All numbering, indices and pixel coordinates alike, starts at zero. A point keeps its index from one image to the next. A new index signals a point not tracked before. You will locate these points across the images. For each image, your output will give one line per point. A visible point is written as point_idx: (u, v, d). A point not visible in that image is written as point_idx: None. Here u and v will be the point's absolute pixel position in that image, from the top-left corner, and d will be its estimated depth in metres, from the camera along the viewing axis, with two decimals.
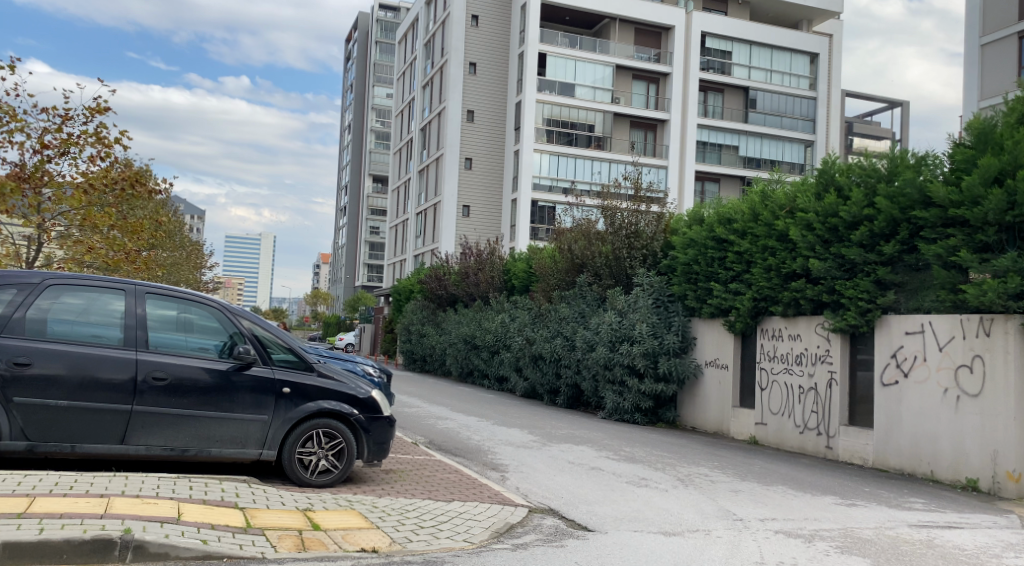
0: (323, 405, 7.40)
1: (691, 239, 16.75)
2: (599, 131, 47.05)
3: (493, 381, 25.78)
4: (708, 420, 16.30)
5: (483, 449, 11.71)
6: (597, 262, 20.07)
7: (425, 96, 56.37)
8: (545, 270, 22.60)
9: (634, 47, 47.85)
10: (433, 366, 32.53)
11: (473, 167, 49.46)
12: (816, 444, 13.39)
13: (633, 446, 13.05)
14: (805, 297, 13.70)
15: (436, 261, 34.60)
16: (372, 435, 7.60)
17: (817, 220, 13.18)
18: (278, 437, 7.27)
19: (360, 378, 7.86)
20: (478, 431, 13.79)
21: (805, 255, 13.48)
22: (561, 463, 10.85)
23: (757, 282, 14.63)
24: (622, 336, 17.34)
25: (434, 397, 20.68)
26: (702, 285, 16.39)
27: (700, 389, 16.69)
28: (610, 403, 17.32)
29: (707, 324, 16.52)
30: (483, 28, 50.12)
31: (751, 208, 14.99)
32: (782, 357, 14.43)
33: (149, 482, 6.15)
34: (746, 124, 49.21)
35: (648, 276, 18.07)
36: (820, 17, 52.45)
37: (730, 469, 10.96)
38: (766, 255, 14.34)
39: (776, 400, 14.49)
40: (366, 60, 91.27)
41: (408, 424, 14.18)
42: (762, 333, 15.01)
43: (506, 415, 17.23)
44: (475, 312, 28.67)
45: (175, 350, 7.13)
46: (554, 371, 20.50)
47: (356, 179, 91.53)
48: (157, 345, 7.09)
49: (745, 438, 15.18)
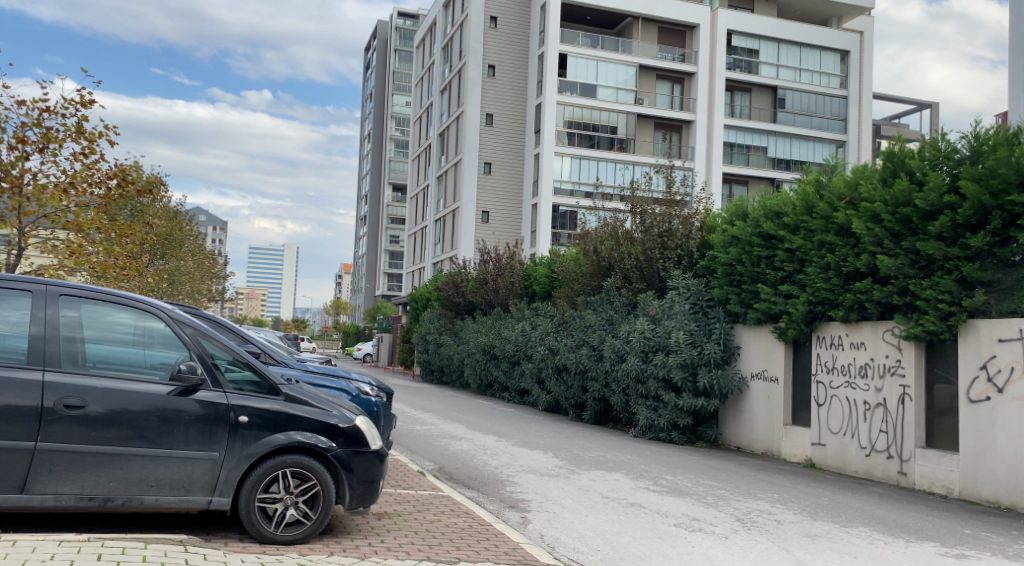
0: (289, 439, 5.74)
1: (733, 236, 15.02)
2: (622, 133, 45.35)
3: (514, 394, 24.10)
4: (756, 439, 14.52)
5: (500, 479, 9.97)
6: (626, 264, 18.37)
7: (443, 101, 54.97)
8: (569, 274, 20.95)
9: (657, 46, 46.11)
10: (451, 377, 30.91)
11: (493, 171, 47.86)
12: (887, 469, 11.56)
13: (677, 473, 11.26)
14: (872, 299, 11.87)
15: (454, 267, 32.94)
16: (355, 474, 5.94)
17: (885, 210, 11.45)
18: (233, 482, 5.64)
19: (341, 401, 6.22)
20: (497, 454, 12.05)
21: (870, 251, 11.74)
22: (593, 497, 9.10)
23: (813, 282, 12.88)
24: (655, 346, 15.60)
25: (450, 413, 18.96)
26: (748, 287, 14.63)
27: (746, 405, 14.92)
28: (644, 420, 15.58)
29: (753, 332, 14.77)
30: (502, 30, 48.65)
31: (803, 201, 13.31)
32: (843, 369, 12.65)
33: (38, 555, 4.52)
34: (775, 124, 47.28)
35: (684, 278, 16.37)
36: (850, 14, 50.52)
37: (796, 505, 9.18)
38: (824, 252, 12.64)
39: (836, 418, 12.70)
40: (385, 68, 90.12)
41: (417, 447, 12.45)
42: (819, 342, 13.22)
43: (527, 433, 15.51)
44: (494, 320, 27.04)
45: (106, 366, 5.55)
46: (580, 384, 18.73)
47: (376, 187, 90.22)
48: (77, 357, 5.51)
49: (800, 460, 13.39)
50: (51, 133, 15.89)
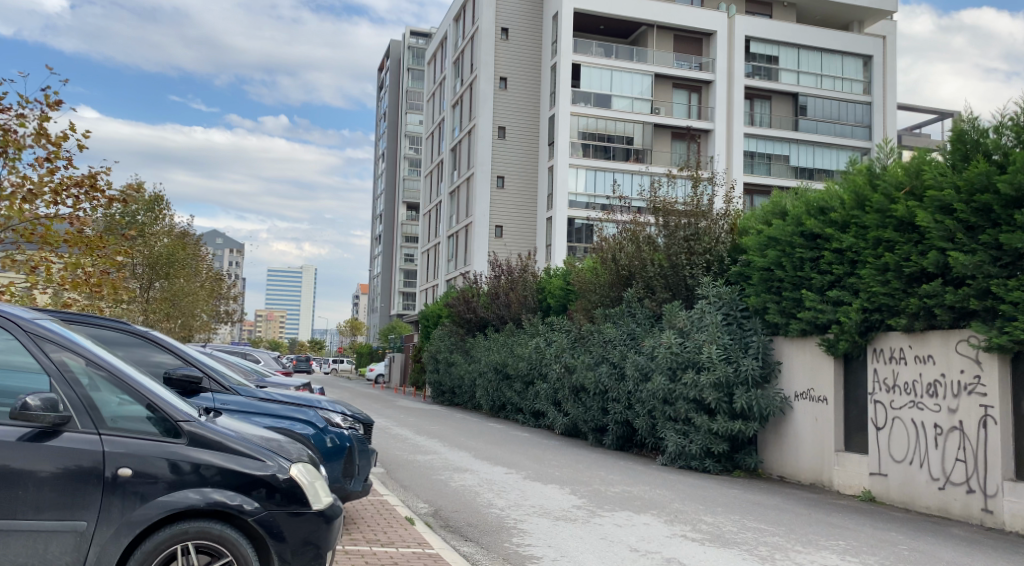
0: (195, 500, 4.07)
1: (771, 237, 13.28)
2: (638, 143, 43.76)
3: (529, 416, 22.33)
4: (802, 468, 12.71)
5: (504, 526, 8.20)
6: (649, 272, 16.66)
7: (455, 115, 53.55)
8: (586, 285, 19.25)
9: (673, 55, 44.49)
10: (462, 399, 29.19)
11: (506, 185, 46.23)
12: (966, 505, 9.78)
13: (718, 513, 9.47)
14: (943, 305, 10.07)
15: (466, 282, 31.24)
16: (290, 545, 4.25)
17: (958, 198, 9.72)
18: (109, 563, 3.96)
19: (272, 448, 4.52)
20: (505, 491, 10.31)
21: (939, 246, 10.01)
22: (618, 550, 7.36)
23: (868, 285, 11.12)
24: (684, 363, 13.90)
25: (456, 439, 17.20)
26: (789, 295, 12.87)
27: (789, 429, 13.12)
28: (672, 447, 13.79)
29: (796, 345, 13.04)
30: (514, 41, 47.24)
31: (854, 195, 11.62)
32: (907, 387, 10.87)
33: None
34: (797, 132, 45.42)
35: (714, 286, 14.64)
36: (871, 18, 48.75)
37: (872, 558, 7.40)
38: (881, 252, 10.92)
39: (899, 444, 10.92)
40: (398, 87, 88.79)
41: (412, 484, 10.70)
42: (876, 355, 11.45)
43: (542, 462, 13.76)
44: (506, 337, 25.36)
45: None
46: (599, 406, 16.89)
47: (391, 207, 88.85)
48: None
49: (856, 492, 11.57)
50: (11, 136, 13.91)
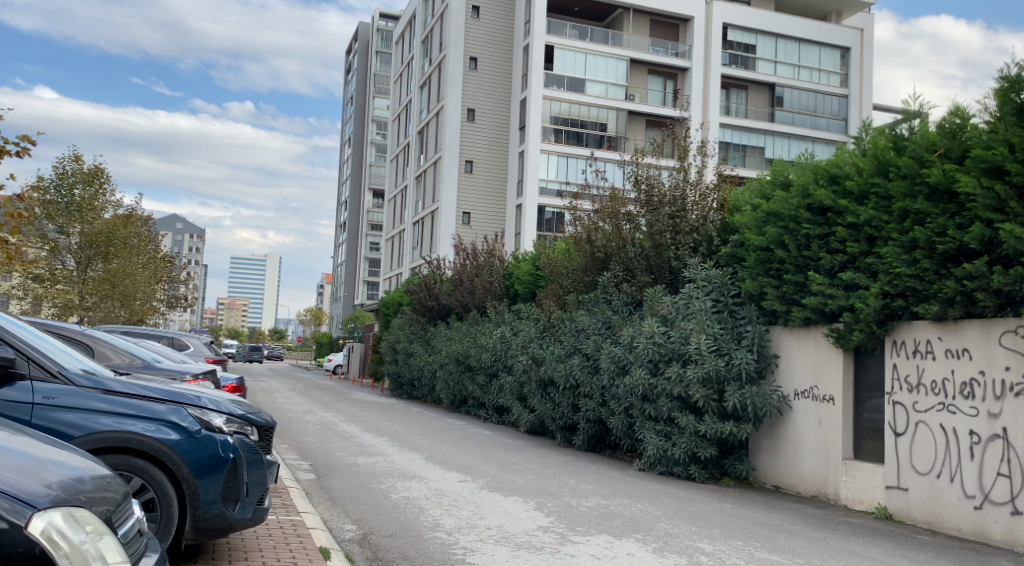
0: None
1: (771, 212, 11.55)
2: (612, 130, 41.92)
3: (492, 412, 20.53)
4: (802, 478, 11.02)
5: (450, 560, 6.31)
6: (628, 254, 14.88)
7: (422, 97, 51.40)
8: (557, 267, 17.43)
9: (650, 39, 42.72)
10: (422, 392, 27.24)
11: (474, 170, 44.28)
12: (1010, 531, 8.12)
13: (717, 537, 7.72)
14: (988, 289, 8.39)
15: (428, 267, 29.17)
16: None
17: (1011, 158, 8.07)
18: None
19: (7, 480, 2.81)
20: (456, 506, 8.46)
21: (986, 216, 8.30)
22: None
23: (890, 263, 9.40)
24: (669, 355, 12.16)
25: (408, 437, 15.29)
26: (792, 279, 11.13)
27: (787, 431, 11.40)
28: (653, 450, 12.04)
29: (797, 336, 11.32)
30: (485, 20, 45.26)
31: (875, 160, 9.87)
32: (935, 387, 9.17)
33: None
34: (773, 123, 43.97)
35: (703, 269, 12.89)
36: (850, 9, 47.41)
37: None
38: (909, 224, 9.21)
39: (924, 452, 9.22)
40: (366, 71, 86.17)
41: (345, 496, 8.81)
42: (896, 348, 9.74)
43: (504, 467, 11.91)
44: (469, 326, 23.48)
45: None
46: (570, 401, 15.12)
47: (356, 193, 86.23)
48: None
49: (869, 509, 9.87)
50: None
